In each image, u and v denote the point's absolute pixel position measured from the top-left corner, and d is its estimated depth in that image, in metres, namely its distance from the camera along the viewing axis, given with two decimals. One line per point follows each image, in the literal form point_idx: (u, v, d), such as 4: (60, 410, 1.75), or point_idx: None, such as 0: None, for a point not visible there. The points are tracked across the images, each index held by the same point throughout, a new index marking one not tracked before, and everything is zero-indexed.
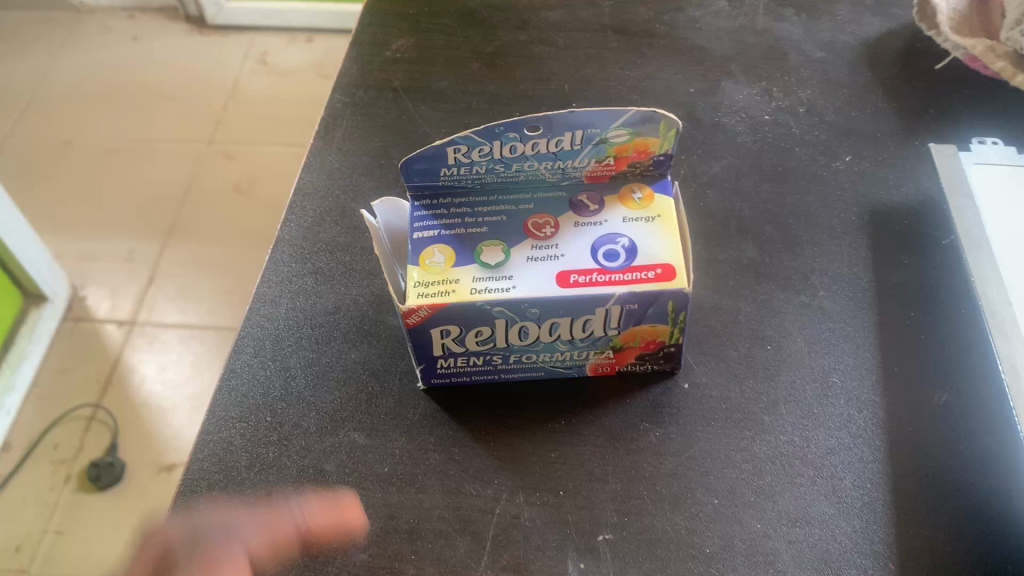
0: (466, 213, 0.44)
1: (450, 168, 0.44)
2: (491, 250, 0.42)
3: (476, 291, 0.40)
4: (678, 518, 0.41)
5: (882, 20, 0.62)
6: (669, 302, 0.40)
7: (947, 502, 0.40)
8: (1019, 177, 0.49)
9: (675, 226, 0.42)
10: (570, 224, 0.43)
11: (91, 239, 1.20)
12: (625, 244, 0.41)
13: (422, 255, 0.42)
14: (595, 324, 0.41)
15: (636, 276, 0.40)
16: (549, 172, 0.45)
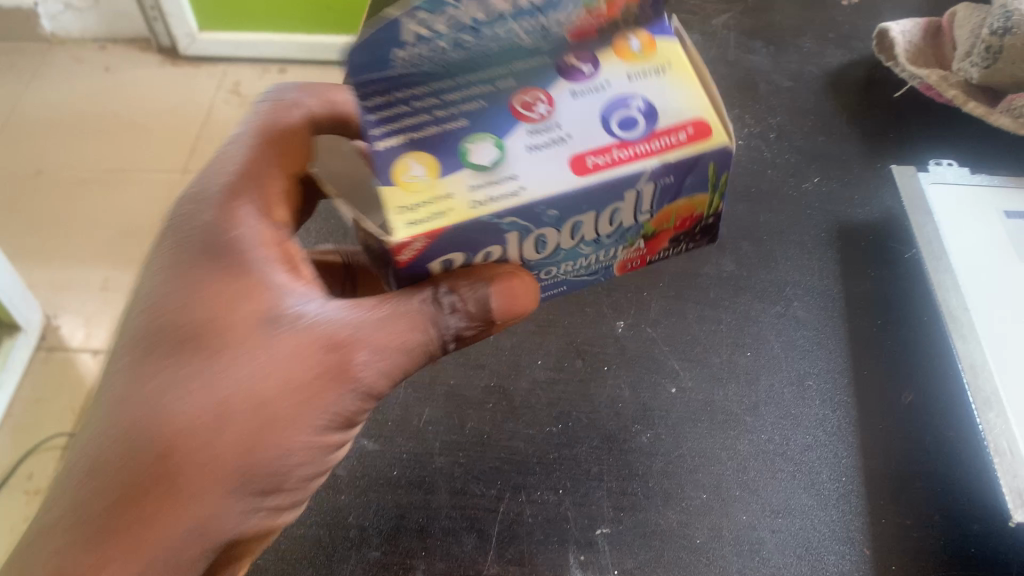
0: (437, 108, 0.34)
1: (405, 49, 0.31)
2: (482, 150, 0.34)
3: (476, 204, 0.32)
4: (670, 513, 0.44)
5: (844, 51, 0.67)
6: (708, 165, 0.34)
7: (915, 491, 0.44)
8: (972, 197, 0.54)
9: (690, 75, 0.35)
10: (564, 93, 0.35)
11: (58, 266, 1.05)
12: (640, 106, 0.34)
13: (396, 169, 0.33)
14: (624, 213, 0.35)
15: (666, 141, 0.33)
16: (528, 36, 0.33)
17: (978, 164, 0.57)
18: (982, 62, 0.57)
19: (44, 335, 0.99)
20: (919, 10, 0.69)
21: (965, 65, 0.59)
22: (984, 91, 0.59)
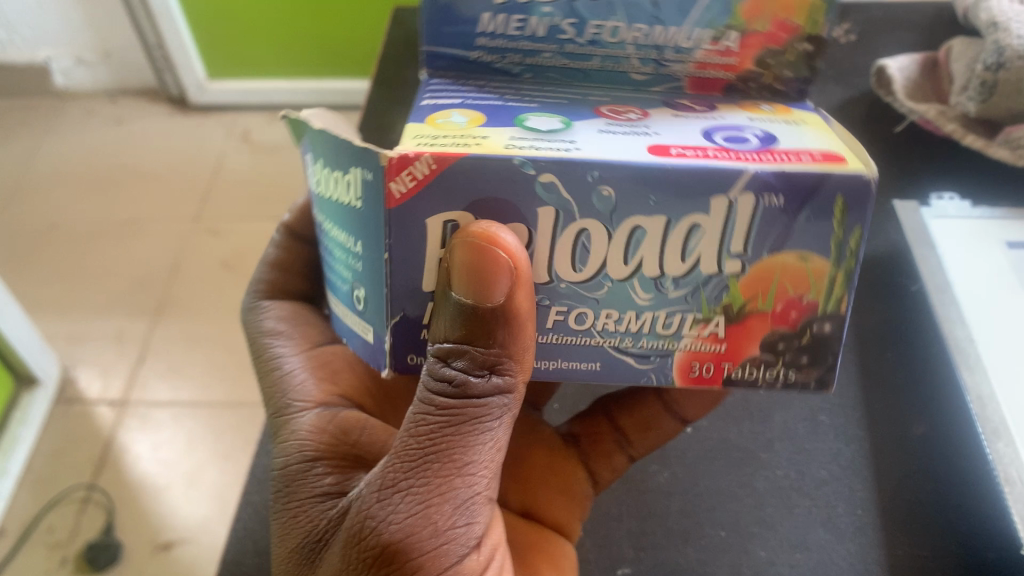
0: (504, 93, 0.33)
1: (485, 29, 0.33)
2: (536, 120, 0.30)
3: (509, 146, 0.27)
4: (689, 550, 0.45)
5: (844, 88, 0.68)
6: (837, 198, 0.27)
7: (931, 523, 0.44)
8: (973, 232, 0.56)
9: (829, 129, 0.30)
10: (663, 114, 0.31)
11: (78, 322, 1.09)
12: (756, 133, 0.29)
13: (432, 117, 0.30)
14: (697, 242, 0.28)
15: (788, 158, 0.27)
16: (637, 66, 0.34)
17: (979, 197, 0.59)
18: (977, 96, 0.58)
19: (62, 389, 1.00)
20: (916, 44, 0.70)
21: (962, 99, 0.60)
22: (981, 122, 0.60)
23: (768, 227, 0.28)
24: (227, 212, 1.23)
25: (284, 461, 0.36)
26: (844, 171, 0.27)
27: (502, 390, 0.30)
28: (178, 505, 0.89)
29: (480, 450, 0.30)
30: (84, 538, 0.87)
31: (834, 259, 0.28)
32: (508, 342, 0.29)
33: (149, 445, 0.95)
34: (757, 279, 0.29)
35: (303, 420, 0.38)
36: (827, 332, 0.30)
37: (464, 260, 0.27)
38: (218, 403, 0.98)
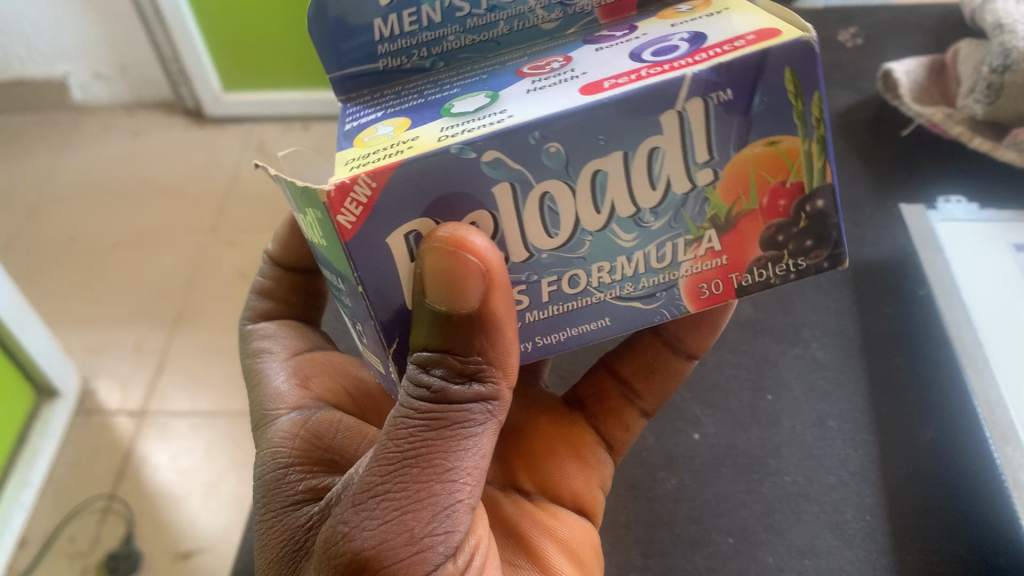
0: (427, 88, 0.29)
1: (381, 27, 0.28)
2: (470, 104, 0.26)
3: (444, 137, 0.23)
4: (698, 558, 0.45)
5: (851, 92, 0.68)
6: (787, 68, 0.23)
7: (941, 528, 0.44)
8: (979, 234, 0.55)
9: (754, 6, 0.26)
10: (590, 53, 0.27)
11: (98, 333, 1.13)
12: (685, 37, 0.26)
13: (356, 137, 0.26)
14: (670, 165, 0.24)
15: (721, 49, 0.24)
16: (541, 9, 0.29)
17: (988, 200, 0.58)
18: (984, 99, 0.58)
19: (82, 398, 0.97)
20: (924, 48, 0.70)
21: (968, 101, 0.60)
22: (989, 125, 0.59)
23: (748, 148, 0.24)
24: (246, 221, 1.25)
25: (257, 471, 0.33)
26: (784, 40, 0.23)
27: (484, 396, 0.27)
28: (197, 514, 0.86)
29: (465, 459, 0.26)
30: (105, 548, 0.84)
31: (805, 131, 0.24)
32: (489, 348, 0.26)
33: (166, 454, 0.90)
34: (739, 188, 0.25)
35: (279, 425, 0.34)
36: (823, 208, 0.26)
37: (433, 264, 0.23)
38: (235, 413, 0.93)
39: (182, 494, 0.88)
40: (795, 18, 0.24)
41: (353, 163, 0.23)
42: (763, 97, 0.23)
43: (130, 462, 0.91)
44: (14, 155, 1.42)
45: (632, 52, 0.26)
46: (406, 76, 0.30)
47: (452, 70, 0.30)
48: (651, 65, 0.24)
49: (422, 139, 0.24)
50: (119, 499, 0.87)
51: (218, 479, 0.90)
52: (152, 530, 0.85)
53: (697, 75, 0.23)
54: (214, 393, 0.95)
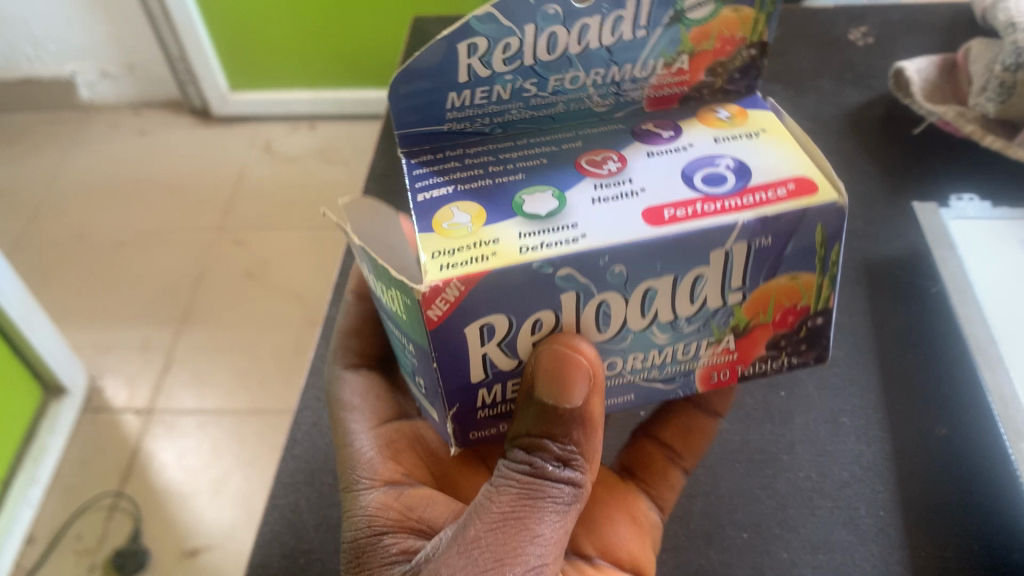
0: (487, 157, 0.35)
1: (456, 99, 0.35)
2: (541, 201, 0.32)
3: (525, 250, 0.30)
4: (712, 553, 0.46)
5: (861, 91, 0.68)
6: (816, 227, 0.31)
7: (956, 524, 0.44)
8: (992, 232, 0.56)
9: (789, 138, 0.34)
10: (640, 155, 0.34)
11: (106, 331, 1.19)
12: (729, 165, 0.33)
13: (435, 219, 0.32)
14: (712, 284, 0.32)
15: (764, 196, 0.31)
16: (598, 98, 0.36)
17: (1000, 198, 0.58)
18: (996, 97, 0.59)
19: (90, 397, 1.12)
20: (933, 47, 0.70)
21: (980, 100, 0.60)
22: (1001, 123, 0.60)
23: (763, 267, 0.32)
24: (252, 221, 1.32)
25: (353, 534, 0.40)
26: (822, 202, 0.31)
27: (572, 482, 0.35)
28: (203, 511, 1.01)
29: (549, 533, 0.35)
30: (112, 544, 0.98)
31: (817, 273, 0.33)
32: (582, 440, 0.35)
33: (175, 452, 1.06)
34: (759, 303, 0.34)
35: (369, 498, 0.41)
36: (821, 324, 0.35)
37: (548, 362, 0.31)
38: (242, 410, 1.10)
39: (189, 489, 1.03)
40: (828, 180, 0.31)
41: (450, 256, 0.30)
42: (775, 239, 0.31)
43: (138, 459, 1.06)
44: (21, 152, 1.45)
45: (681, 173, 0.33)
46: (470, 143, 0.36)
47: (501, 147, 0.36)
48: (706, 198, 0.31)
49: (503, 245, 0.30)
50: (127, 496, 1.02)
51: (220, 477, 1.04)
52: (156, 526, 1.00)
53: (744, 223, 0.30)
54: (219, 394, 1.12)
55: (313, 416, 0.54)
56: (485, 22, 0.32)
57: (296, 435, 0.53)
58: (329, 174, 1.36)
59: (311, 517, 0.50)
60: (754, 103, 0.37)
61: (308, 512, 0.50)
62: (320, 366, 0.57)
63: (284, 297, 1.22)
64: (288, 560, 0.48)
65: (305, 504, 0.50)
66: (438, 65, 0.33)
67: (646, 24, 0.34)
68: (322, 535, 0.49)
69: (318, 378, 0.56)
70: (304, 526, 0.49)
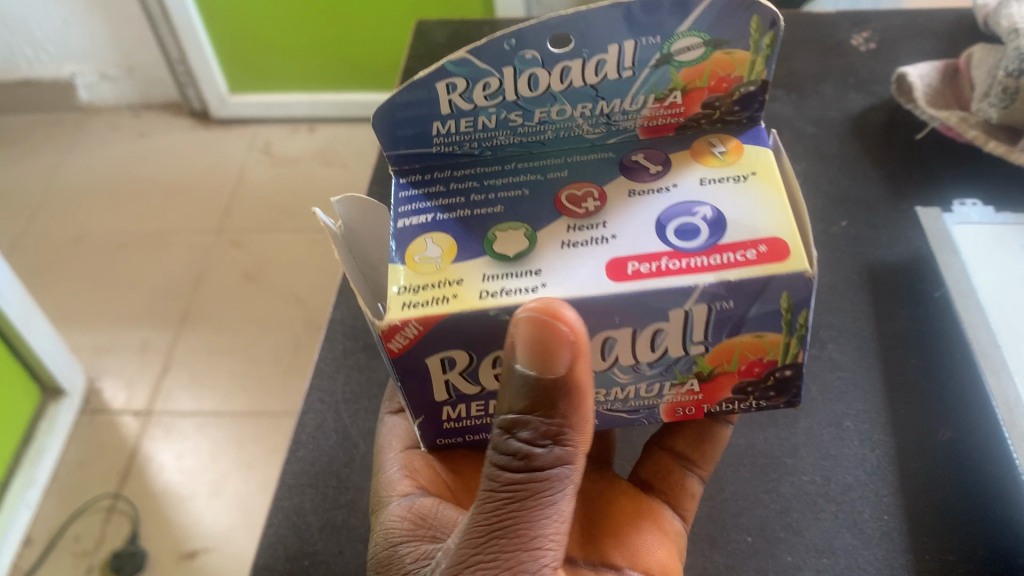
0: (472, 182, 0.37)
1: (442, 126, 0.37)
2: (513, 238, 0.34)
3: (485, 296, 0.32)
4: (716, 555, 0.46)
5: (864, 96, 0.68)
6: (782, 294, 0.32)
7: (960, 529, 0.45)
8: (996, 236, 0.56)
9: (778, 185, 0.35)
10: (623, 194, 0.36)
11: (105, 332, 1.19)
12: (705, 216, 0.34)
13: (409, 250, 0.35)
14: (669, 339, 0.33)
15: (731, 257, 0.32)
16: (588, 127, 0.37)
17: (1002, 203, 0.58)
18: (999, 103, 0.59)
19: (88, 399, 1.12)
20: (936, 52, 0.70)
21: (983, 105, 0.60)
22: (1004, 128, 0.60)
23: (726, 327, 0.33)
24: (252, 223, 1.32)
25: (376, 549, 0.41)
26: (787, 272, 0.31)
27: (563, 461, 0.33)
28: (201, 513, 1.01)
29: (546, 523, 0.33)
30: (110, 546, 0.99)
31: (785, 335, 0.34)
32: (570, 412, 0.32)
33: (174, 454, 1.06)
34: (720, 359, 0.35)
35: (391, 510, 0.42)
36: (790, 375, 0.36)
37: (528, 334, 0.30)
38: (240, 413, 1.10)
39: (187, 490, 1.03)
40: (802, 248, 0.32)
41: (412, 294, 0.33)
42: (738, 303, 0.32)
43: (137, 460, 1.06)
44: (20, 153, 1.45)
45: (658, 220, 0.34)
46: (460, 165, 0.38)
47: (488, 171, 0.38)
48: (672, 253, 0.33)
49: (467, 284, 0.33)
50: (125, 497, 1.02)
51: (218, 479, 1.04)
52: (154, 528, 1.00)
53: (702, 285, 0.31)
54: (219, 396, 1.12)
55: (317, 418, 0.54)
56: (461, 64, 0.34)
57: (300, 437, 0.53)
58: (329, 177, 1.36)
59: (314, 518, 0.50)
60: (755, 134, 0.37)
61: (311, 513, 0.50)
62: (324, 368, 0.57)
63: (284, 299, 1.22)
64: (291, 561, 0.48)
65: (309, 505, 0.50)
66: (417, 99, 0.35)
67: (631, 66, 0.35)
68: (326, 537, 0.49)
69: (321, 380, 0.56)
70: (307, 528, 0.49)
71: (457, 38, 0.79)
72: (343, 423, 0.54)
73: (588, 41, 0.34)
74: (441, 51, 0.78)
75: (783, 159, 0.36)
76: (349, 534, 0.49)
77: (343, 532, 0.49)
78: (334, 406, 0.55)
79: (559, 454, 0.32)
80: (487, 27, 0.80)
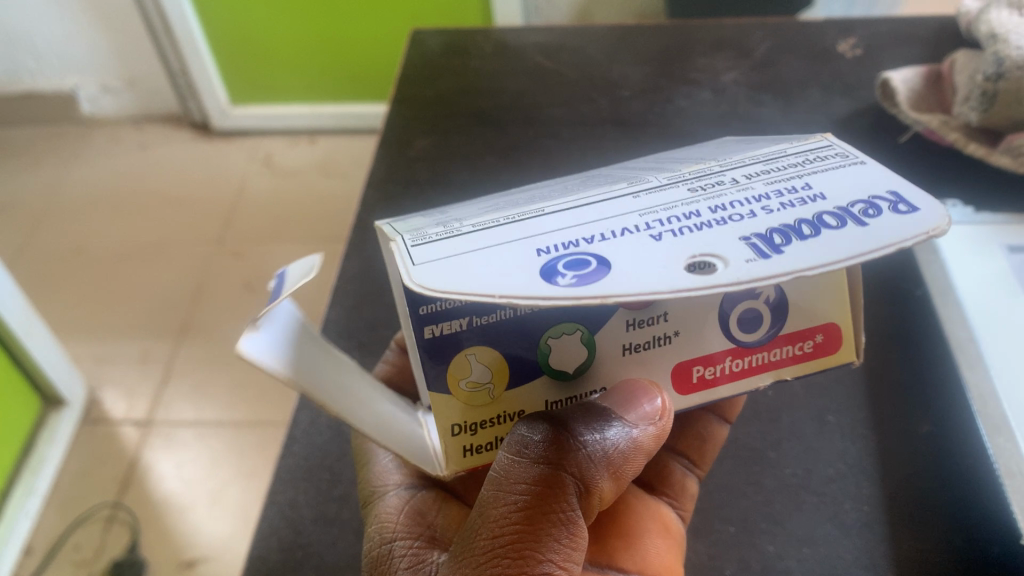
0: None
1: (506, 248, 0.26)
2: (571, 346, 0.32)
3: None
4: (701, 545, 0.47)
5: (849, 100, 0.69)
6: None
7: (936, 518, 0.46)
8: (975, 236, 0.57)
9: None
10: None
11: (106, 343, 1.21)
12: (769, 302, 0.34)
13: (452, 373, 0.32)
14: None
15: (790, 350, 0.34)
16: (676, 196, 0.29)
17: (983, 203, 0.60)
18: (979, 106, 0.60)
19: (89, 408, 1.13)
20: (921, 58, 0.72)
21: (964, 108, 0.61)
22: (984, 131, 0.61)
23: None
24: (251, 234, 1.33)
25: (370, 543, 0.41)
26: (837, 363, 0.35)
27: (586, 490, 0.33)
28: (200, 521, 1.02)
29: (551, 544, 0.31)
30: (109, 554, 1.00)
31: None
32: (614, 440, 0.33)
33: (174, 463, 1.07)
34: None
35: (389, 503, 0.42)
36: None
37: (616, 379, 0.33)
38: (240, 422, 1.11)
39: (186, 500, 1.04)
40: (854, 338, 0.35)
41: (470, 435, 0.34)
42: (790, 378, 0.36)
43: (137, 469, 1.07)
44: (22, 165, 1.47)
45: (723, 307, 0.33)
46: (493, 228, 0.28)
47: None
48: (737, 351, 0.34)
49: (528, 413, 0.34)
50: (125, 506, 1.04)
51: (218, 488, 1.05)
52: (153, 536, 1.01)
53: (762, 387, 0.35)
54: (219, 405, 1.13)
55: (311, 415, 0.55)
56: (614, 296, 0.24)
57: (295, 433, 0.55)
58: (327, 187, 1.37)
59: (308, 511, 0.51)
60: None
61: (305, 507, 0.51)
62: None
63: None
64: (282, 552, 0.49)
65: (302, 498, 0.51)
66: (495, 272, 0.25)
67: (812, 231, 0.26)
68: (319, 529, 0.50)
69: None
70: (301, 521, 0.50)
71: (451, 46, 0.81)
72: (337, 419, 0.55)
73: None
74: (435, 59, 0.80)
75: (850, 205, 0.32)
76: (342, 526, 0.50)
77: (336, 524, 0.50)
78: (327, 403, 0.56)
79: (586, 461, 0.32)
80: (481, 35, 0.82)
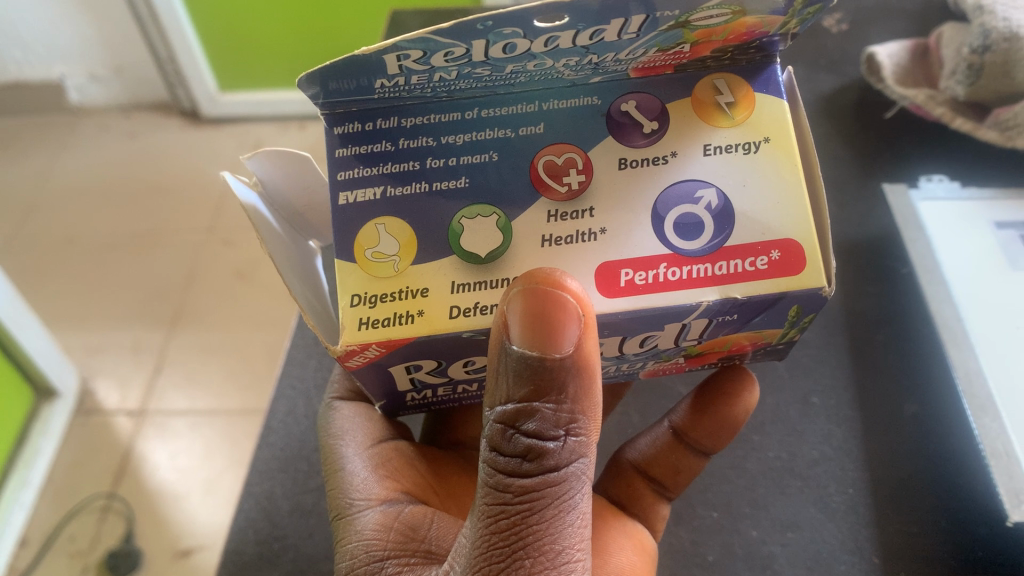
0: (427, 144, 0.34)
1: (391, 81, 0.33)
2: (483, 229, 0.34)
3: (452, 316, 0.33)
4: (683, 531, 0.47)
5: (835, 76, 0.68)
6: (792, 305, 0.33)
7: (924, 502, 0.45)
8: (959, 211, 0.56)
9: (792, 158, 0.34)
10: (613, 164, 0.34)
11: (98, 334, 1.20)
12: (710, 205, 0.33)
13: (359, 241, 0.34)
14: (663, 338, 0.36)
15: (738, 265, 0.33)
16: (571, 71, 0.34)
17: (969, 178, 0.59)
18: (965, 80, 0.59)
19: (81, 399, 1.12)
20: (908, 32, 0.70)
21: (950, 83, 0.60)
22: (971, 105, 0.60)
23: (718, 331, 0.36)
24: (240, 221, 1.31)
25: (351, 565, 0.39)
26: (802, 288, 0.32)
27: (577, 456, 0.32)
28: (195, 511, 1.01)
29: (570, 531, 0.32)
30: (104, 545, 0.99)
31: (783, 328, 0.36)
32: (578, 394, 0.31)
33: (166, 453, 1.06)
34: (713, 344, 0.38)
35: (367, 520, 0.41)
36: None
37: (525, 308, 0.30)
38: (233, 411, 1.10)
39: (181, 490, 1.03)
40: (818, 258, 0.32)
41: (369, 308, 0.33)
42: (741, 312, 0.34)
43: (130, 459, 1.06)
44: (13, 157, 1.45)
45: (656, 207, 0.33)
46: (409, 110, 0.35)
47: (445, 121, 0.35)
48: (671, 258, 0.33)
49: (433, 295, 0.33)
50: (118, 497, 1.03)
51: (213, 477, 1.04)
52: (148, 528, 1.00)
53: (706, 302, 0.32)
54: (211, 394, 1.12)
55: (288, 404, 0.55)
56: (415, 42, 0.29)
57: (272, 423, 0.54)
58: None
59: (285, 502, 0.50)
60: (767, 77, 0.35)
61: (282, 498, 0.50)
62: (296, 354, 0.57)
63: (273, 296, 1.22)
64: (259, 542, 0.48)
65: (279, 489, 0.50)
66: (350, 70, 0.32)
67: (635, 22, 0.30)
68: (297, 520, 0.49)
69: (294, 366, 0.57)
70: (278, 511, 0.49)
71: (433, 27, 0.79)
72: (313, 407, 0.54)
73: (585, 16, 0.29)
74: None
75: (802, 119, 0.35)
76: (320, 517, 0.49)
77: (314, 515, 0.49)
78: (305, 392, 0.55)
79: (573, 448, 0.32)
80: (462, 14, 0.80)
